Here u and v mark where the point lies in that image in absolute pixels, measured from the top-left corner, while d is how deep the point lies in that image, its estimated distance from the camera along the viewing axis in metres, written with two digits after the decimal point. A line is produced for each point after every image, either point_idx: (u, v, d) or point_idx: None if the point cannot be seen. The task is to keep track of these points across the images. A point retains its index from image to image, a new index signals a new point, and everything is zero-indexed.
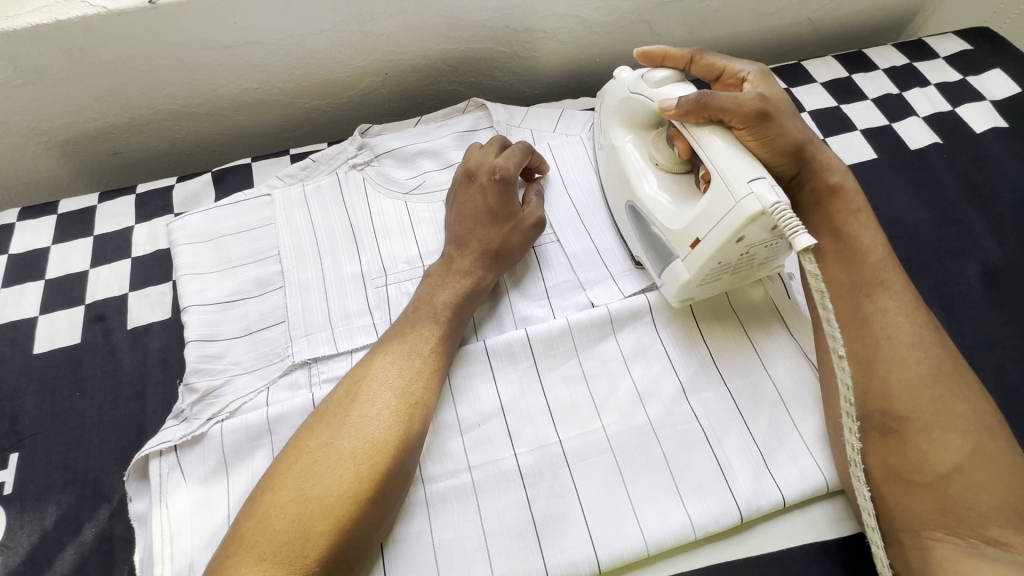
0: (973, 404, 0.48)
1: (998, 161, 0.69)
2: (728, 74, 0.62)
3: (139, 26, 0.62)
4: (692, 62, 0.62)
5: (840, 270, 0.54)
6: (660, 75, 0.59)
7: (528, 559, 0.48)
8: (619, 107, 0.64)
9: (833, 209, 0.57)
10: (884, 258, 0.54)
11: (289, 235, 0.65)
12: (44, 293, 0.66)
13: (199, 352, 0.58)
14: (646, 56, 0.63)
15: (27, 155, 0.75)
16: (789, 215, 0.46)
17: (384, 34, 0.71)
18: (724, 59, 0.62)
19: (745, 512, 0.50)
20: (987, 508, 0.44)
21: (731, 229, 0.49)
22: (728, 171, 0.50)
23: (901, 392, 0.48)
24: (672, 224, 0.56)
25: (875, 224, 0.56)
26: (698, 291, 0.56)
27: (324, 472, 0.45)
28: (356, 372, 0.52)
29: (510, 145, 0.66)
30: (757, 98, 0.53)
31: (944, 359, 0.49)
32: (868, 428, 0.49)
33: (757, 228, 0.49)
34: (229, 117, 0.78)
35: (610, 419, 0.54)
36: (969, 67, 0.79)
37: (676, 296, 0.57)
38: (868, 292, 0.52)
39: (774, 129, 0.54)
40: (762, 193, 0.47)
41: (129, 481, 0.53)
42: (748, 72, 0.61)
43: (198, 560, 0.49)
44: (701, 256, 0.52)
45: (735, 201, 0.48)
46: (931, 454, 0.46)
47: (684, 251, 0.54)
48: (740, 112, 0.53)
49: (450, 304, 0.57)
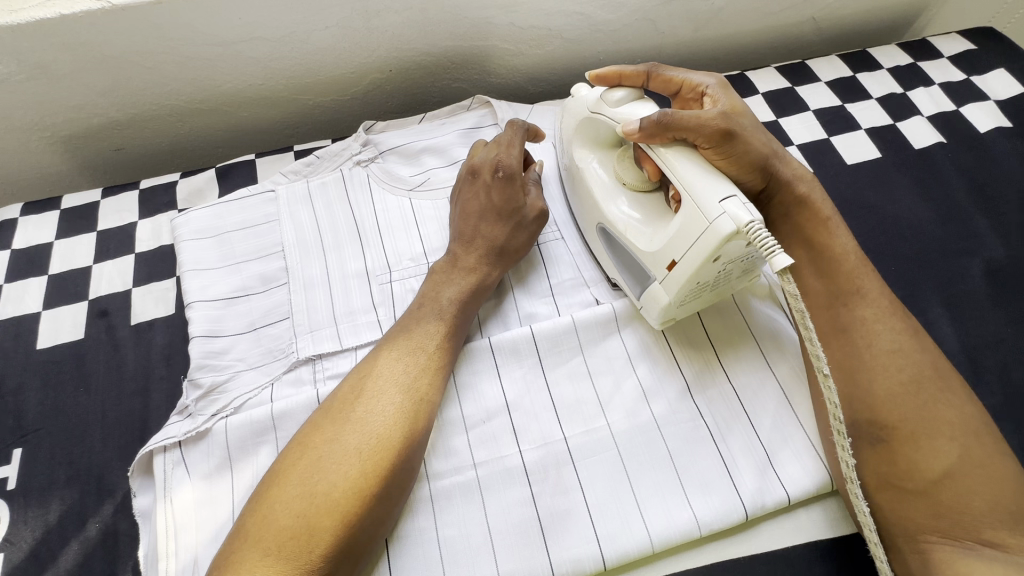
0: (958, 408, 0.48)
1: (1002, 161, 0.69)
2: (688, 87, 0.62)
3: (144, 22, 0.62)
4: (650, 79, 0.63)
5: (818, 281, 0.55)
6: (620, 94, 0.59)
7: (534, 557, 0.48)
8: (581, 127, 0.64)
9: (803, 219, 0.57)
10: (859, 265, 0.54)
11: (294, 232, 0.65)
12: (47, 289, 0.66)
13: (204, 348, 0.58)
14: (601, 77, 0.63)
15: (30, 151, 0.75)
16: (763, 233, 0.46)
17: (389, 31, 0.71)
18: (681, 73, 0.62)
19: (751, 510, 0.49)
20: (979, 511, 0.44)
21: (704, 251, 0.48)
22: (698, 192, 0.50)
23: (885, 401, 0.48)
24: (646, 246, 0.55)
25: (845, 231, 0.56)
26: (680, 311, 0.56)
27: (328, 468, 0.45)
28: (362, 367, 0.52)
29: (507, 133, 0.66)
30: (720, 117, 0.54)
31: (924, 365, 0.49)
32: (856, 438, 0.49)
33: (734, 245, 0.48)
34: (233, 113, 0.78)
35: (615, 417, 0.54)
36: (973, 67, 0.79)
37: (659, 318, 0.56)
38: (846, 301, 0.53)
39: (740, 146, 0.55)
40: (735, 212, 0.47)
41: (134, 476, 0.53)
42: (707, 85, 0.61)
43: (202, 556, 0.48)
44: (678, 278, 0.51)
45: (709, 223, 0.48)
46: (920, 461, 0.46)
47: (661, 273, 0.53)
48: (705, 132, 0.53)
49: (455, 300, 0.57)
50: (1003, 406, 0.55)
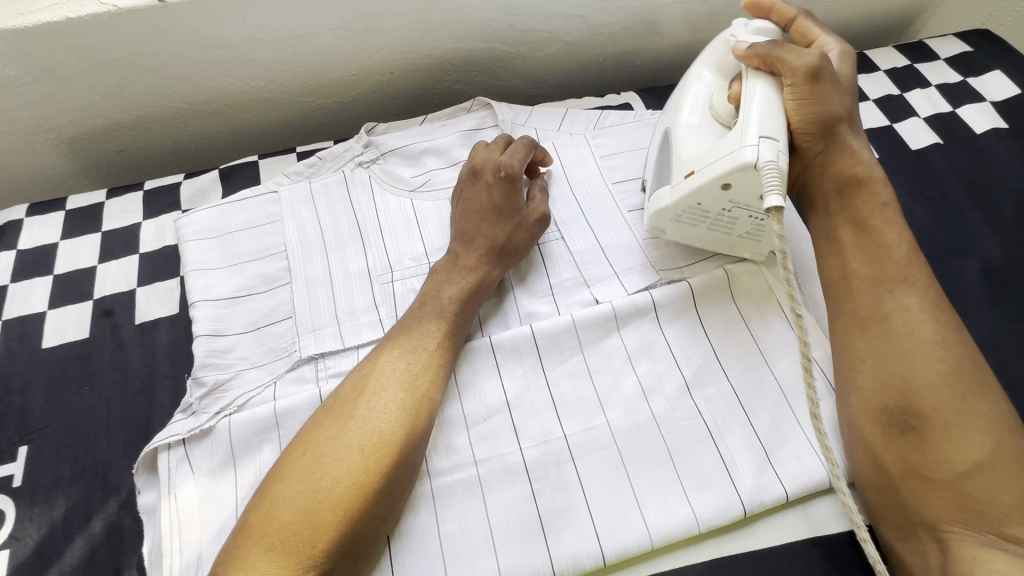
0: (993, 403, 0.48)
1: (997, 161, 0.70)
2: (814, 46, 0.64)
3: (148, 25, 0.63)
4: (793, 25, 0.65)
5: (862, 264, 0.54)
6: (762, 28, 0.61)
7: (534, 553, 0.49)
8: (714, 49, 0.63)
9: (856, 200, 0.57)
10: (908, 255, 0.54)
11: (296, 232, 0.66)
12: (53, 288, 0.67)
13: (208, 347, 0.58)
14: (755, 6, 0.66)
15: (34, 152, 0.76)
16: (774, 177, 0.49)
17: (390, 33, 0.72)
18: (819, 31, 0.65)
19: (749, 506, 0.50)
20: (1006, 506, 0.45)
21: (721, 171, 0.52)
22: (748, 120, 0.53)
23: (922, 390, 0.48)
24: (682, 151, 0.57)
25: (900, 219, 0.56)
26: (671, 224, 0.60)
27: (331, 465, 0.46)
28: (365, 365, 0.53)
29: (514, 142, 0.67)
30: (822, 60, 0.56)
31: (965, 358, 0.49)
32: (888, 423, 0.49)
33: (745, 181, 0.52)
34: (236, 115, 0.78)
35: (614, 415, 0.55)
36: (969, 68, 0.79)
37: (653, 220, 0.60)
38: (892, 288, 0.53)
39: (824, 94, 0.56)
40: (766, 151, 0.50)
41: (139, 474, 0.54)
42: (832, 48, 0.63)
43: (206, 553, 0.49)
44: (688, 187, 0.55)
45: (739, 147, 0.51)
46: (953, 452, 0.46)
47: (676, 178, 0.57)
48: (795, 66, 0.56)
49: (456, 300, 0.57)
50: None
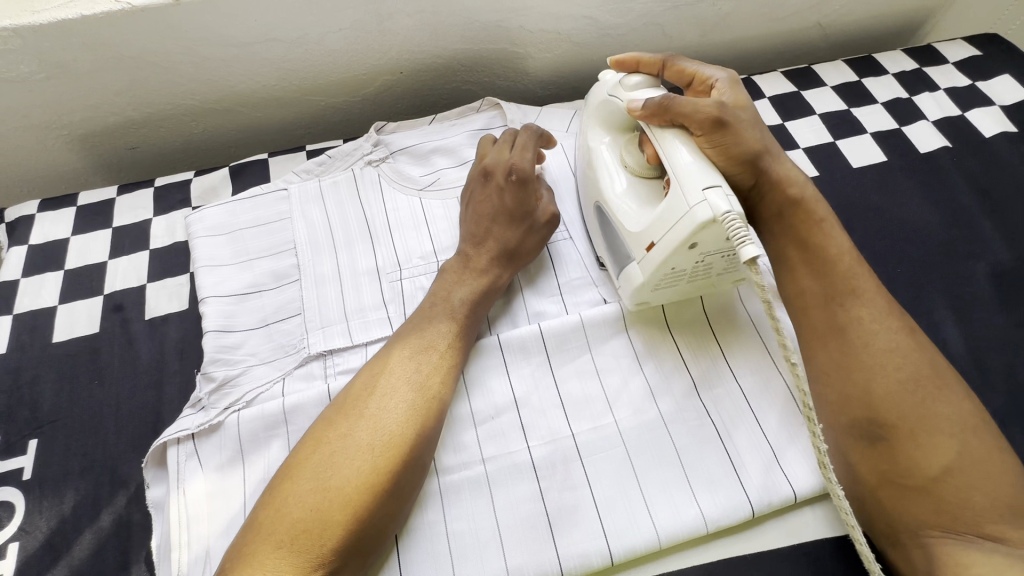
0: (954, 407, 0.48)
1: (1006, 165, 0.70)
2: (698, 81, 0.62)
3: (161, 23, 0.63)
4: (665, 68, 0.63)
5: (813, 281, 0.54)
6: (636, 80, 0.60)
7: (542, 551, 0.49)
8: (599, 108, 0.64)
9: (796, 220, 0.57)
10: (853, 265, 0.54)
11: (305, 230, 0.66)
12: (64, 283, 0.67)
13: (218, 342, 0.59)
14: (620, 63, 0.64)
15: (47, 149, 0.76)
16: (738, 225, 0.47)
17: (401, 33, 0.72)
18: (696, 65, 0.63)
19: (757, 507, 0.50)
20: (980, 508, 0.44)
21: (682, 236, 0.50)
22: (685, 178, 0.51)
23: (883, 399, 0.48)
24: (633, 226, 0.56)
25: (840, 231, 0.57)
26: (653, 295, 0.57)
27: (341, 464, 0.46)
28: (374, 364, 0.53)
29: (520, 137, 0.67)
30: (715, 106, 0.55)
31: (921, 364, 0.49)
32: (857, 436, 0.49)
33: (710, 235, 0.49)
34: (246, 113, 0.79)
35: (622, 414, 0.55)
36: (979, 72, 0.79)
37: (632, 299, 0.57)
38: (843, 300, 0.53)
39: (732, 136, 0.55)
40: (715, 201, 0.48)
41: (148, 468, 0.54)
42: (717, 79, 0.61)
43: (214, 548, 0.49)
44: (654, 259, 0.53)
45: (688, 208, 0.49)
46: (921, 459, 0.46)
47: (641, 252, 0.54)
48: (697, 118, 0.54)
49: (467, 301, 0.58)
50: (1007, 407, 0.55)
